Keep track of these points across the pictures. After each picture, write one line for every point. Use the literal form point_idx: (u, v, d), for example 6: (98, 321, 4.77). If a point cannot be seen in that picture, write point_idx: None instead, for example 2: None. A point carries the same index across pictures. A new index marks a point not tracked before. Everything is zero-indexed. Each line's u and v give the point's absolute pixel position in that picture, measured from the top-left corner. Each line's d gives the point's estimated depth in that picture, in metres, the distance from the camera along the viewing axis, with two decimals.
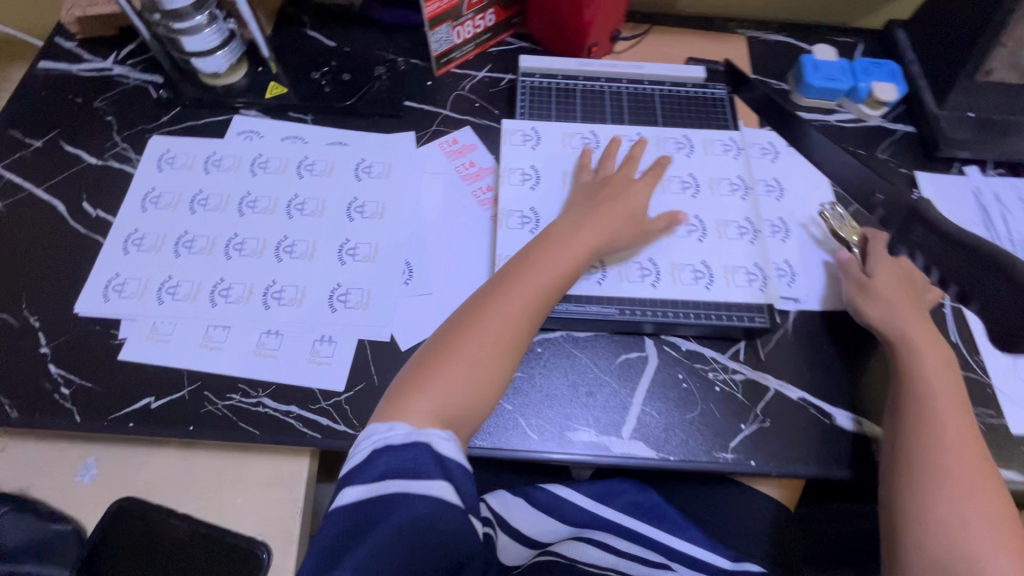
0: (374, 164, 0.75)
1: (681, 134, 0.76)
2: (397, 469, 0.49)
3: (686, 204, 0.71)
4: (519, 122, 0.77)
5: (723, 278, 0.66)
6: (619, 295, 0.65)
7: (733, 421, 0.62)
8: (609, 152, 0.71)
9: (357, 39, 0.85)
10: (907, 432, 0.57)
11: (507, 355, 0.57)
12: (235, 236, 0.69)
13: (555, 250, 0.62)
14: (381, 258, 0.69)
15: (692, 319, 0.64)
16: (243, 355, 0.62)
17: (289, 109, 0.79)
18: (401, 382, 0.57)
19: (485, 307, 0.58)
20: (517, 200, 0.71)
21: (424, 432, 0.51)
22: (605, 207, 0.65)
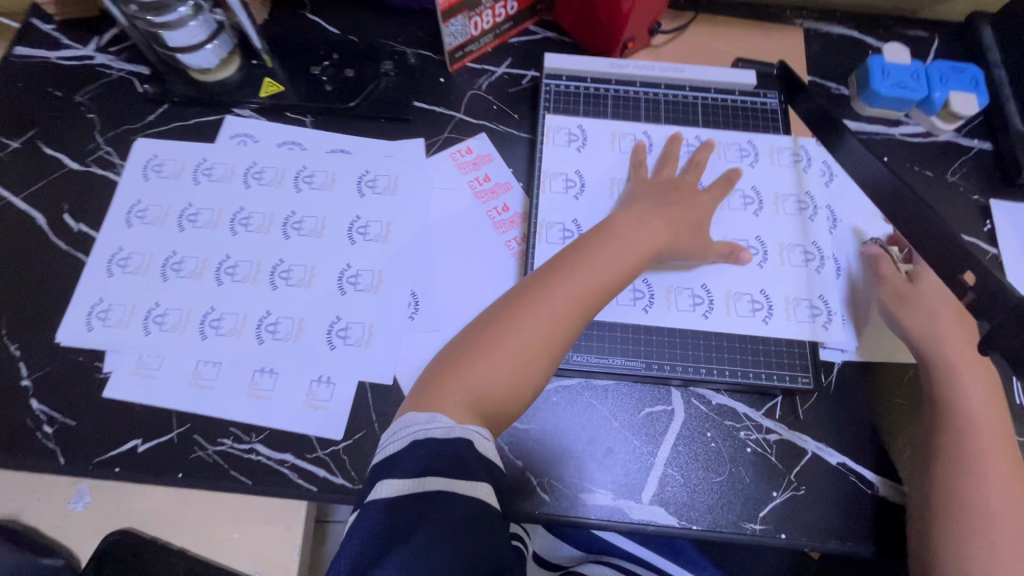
0: (379, 177, 0.68)
1: (745, 140, 0.69)
2: (437, 464, 0.45)
3: (748, 223, 0.66)
4: (564, 117, 0.70)
5: (783, 310, 0.62)
6: (671, 326, 0.61)
7: (765, 487, 0.56)
8: (672, 156, 0.66)
9: (362, 27, 0.76)
10: (946, 457, 0.53)
11: (553, 350, 0.53)
12: (227, 259, 0.63)
13: (614, 245, 0.57)
14: (384, 289, 0.62)
15: (724, 376, 0.59)
16: (235, 395, 0.58)
17: (287, 109, 0.71)
18: (439, 367, 0.53)
19: (533, 298, 0.54)
20: (565, 212, 0.67)
21: (466, 427, 0.49)
22: (670, 210, 0.60)
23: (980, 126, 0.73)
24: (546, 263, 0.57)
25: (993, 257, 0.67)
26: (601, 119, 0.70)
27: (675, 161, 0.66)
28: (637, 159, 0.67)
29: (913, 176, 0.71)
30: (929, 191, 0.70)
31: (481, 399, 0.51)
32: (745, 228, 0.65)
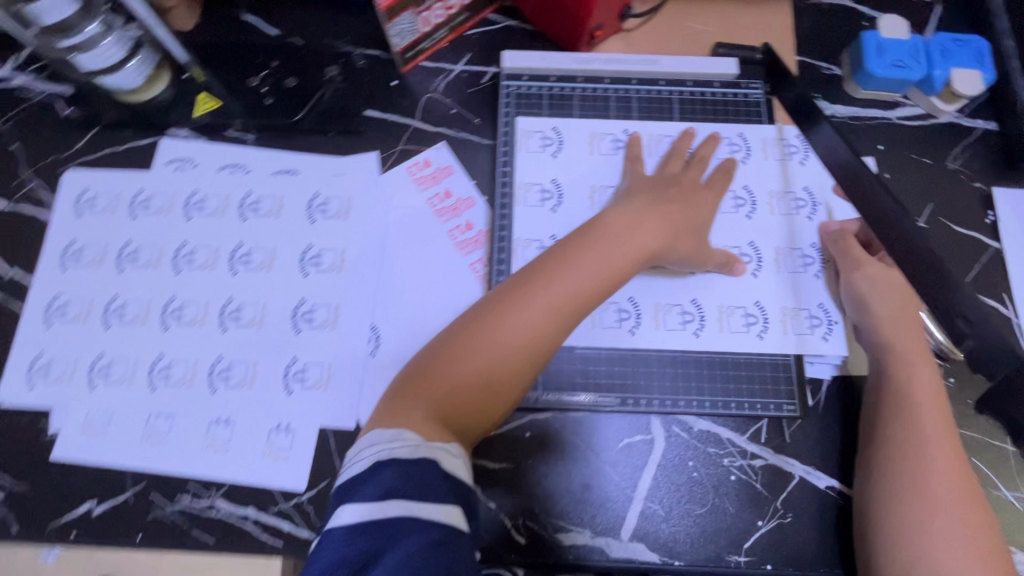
0: (331, 200, 0.63)
1: (734, 134, 0.63)
2: (400, 488, 0.42)
3: (741, 228, 0.60)
4: (538, 119, 0.64)
5: (779, 323, 0.58)
6: (664, 347, 0.58)
7: (750, 517, 0.54)
8: (679, 154, 0.60)
9: (303, 25, 0.69)
10: (887, 460, 0.51)
11: (531, 360, 0.49)
12: (172, 301, 0.59)
13: (603, 245, 0.52)
14: (342, 325, 0.58)
15: (696, 410, 0.56)
16: (189, 449, 0.55)
17: (227, 127, 0.65)
18: (414, 376, 0.49)
19: (513, 305, 0.49)
20: (544, 229, 0.62)
21: (433, 444, 0.45)
22: (669, 207, 0.56)
23: (985, 105, 0.67)
24: (531, 264, 0.53)
25: (994, 252, 0.62)
26: (581, 119, 0.64)
27: (680, 157, 0.60)
28: (634, 154, 0.61)
29: (910, 164, 0.65)
30: (927, 181, 0.65)
31: (451, 412, 0.48)
32: (737, 234, 0.60)
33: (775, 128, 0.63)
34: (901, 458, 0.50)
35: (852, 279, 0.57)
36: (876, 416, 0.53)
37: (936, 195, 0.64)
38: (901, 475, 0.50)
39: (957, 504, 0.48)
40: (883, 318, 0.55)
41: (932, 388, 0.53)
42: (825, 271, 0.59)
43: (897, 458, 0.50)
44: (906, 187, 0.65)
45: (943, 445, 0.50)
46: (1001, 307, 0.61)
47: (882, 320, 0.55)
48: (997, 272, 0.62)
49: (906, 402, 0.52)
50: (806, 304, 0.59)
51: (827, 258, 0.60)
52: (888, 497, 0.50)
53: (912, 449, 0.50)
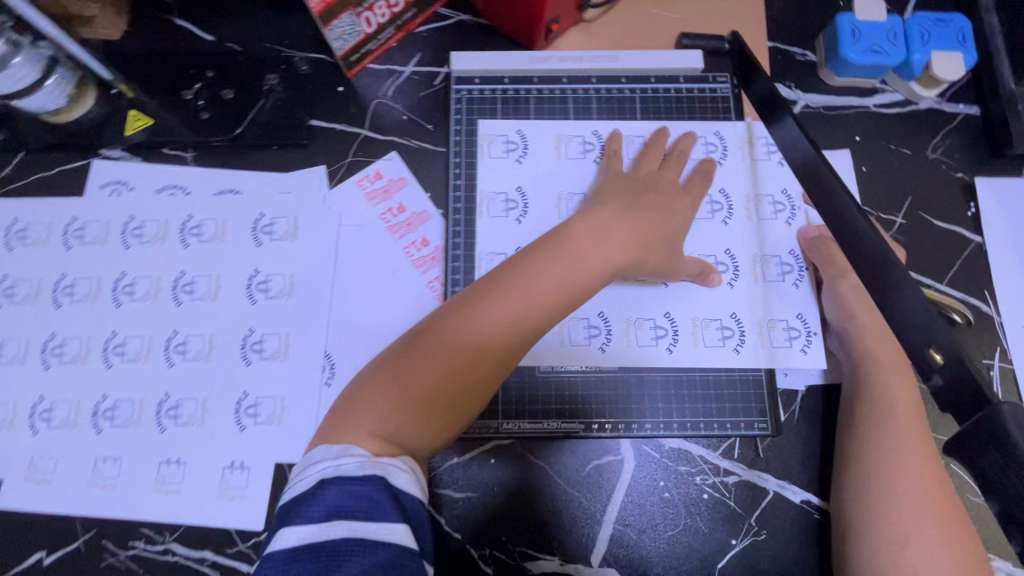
0: (277, 221, 0.59)
1: (711, 132, 0.59)
2: (346, 508, 0.40)
3: (717, 235, 0.57)
4: (500, 123, 0.60)
5: (758, 335, 0.55)
6: (637, 365, 0.55)
7: (724, 536, 0.52)
8: (657, 148, 0.57)
9: (240, 30, 0.64)
10: (861, 473, 0.49)
11: (487, 373, 0.46)
12: (114, 336, 0.56)
13: (571, 250, 0.48)
14: (294, 354, 0.56)
15: (664, 432, 0.54)
16: (140, 492, 0.53)
17: (162, 145, 0.61)
18: (365, 386, 0.46)
19: (471, 316, 0.46)
20: (508, 243, 0.58)
21: (380, 461, 0.42)
22: (641, 218, 0.51)
23: (966, 90, 0.63)
24: (495, 269, 0.49)
25: (977, 246, 0.60)
26: (547, 121, 0.60)
27: (658, 150, 0.57)
28: (614, 150, 0.57)
29: (888, 156, 0.62)
30: (907, 173, 0.62)
31: (400, 428, 0.44)
32: (712, 241, 0.57)
33: (745, 124, 0.59)
34: (869, 469, 0.49)
35: (838, 287, 0.54)
36: (845, 429, 0.52)
37: (916, 187, 0.61)
38: (870, 488, 0.48)
39: (932, 520, 0.46)
40: (859, 328, 0.54)
41: (906, 399, 0.51)
42: (807, 275, 0.56)
43: (865, 472, 0.49)
44: (884, 180, 0.61)
45: (916, 457, 0.48)
46: (983, 305, 0.58)
47: (865, 326, 0.53)
48: (979, 268, 0.59)
49: (874, 413, 0.51)
50: (783, 314, 0.56)
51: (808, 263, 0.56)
52: (858, 514, 0.48)
53: (879, 462, 0.49)
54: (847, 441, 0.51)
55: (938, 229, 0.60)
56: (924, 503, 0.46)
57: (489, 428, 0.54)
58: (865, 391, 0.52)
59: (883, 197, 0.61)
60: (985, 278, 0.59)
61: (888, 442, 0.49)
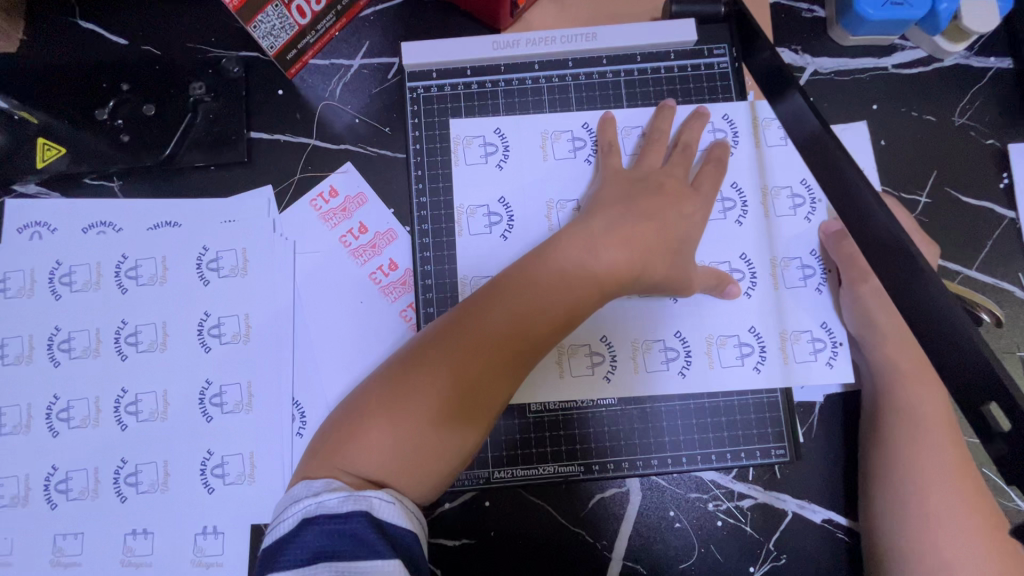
0: (222, 255, 0.52)
1: (717, 116, 0.51)
2: (331, 549, 0.34)
3: (730, 238, 0.49)
4: (474, 123, 0.52)
5: (780, 350, 0.48)
6: (646, 395, 0.48)
7: (741, 563, 0.49)
8: (661, 138, 0.49)
9: (156, 29, 0.54)
10: (897, 498, 0.44)
11: (478, 397, 0.40)
12: (55, 401, 0.50)
13: (566, 253, 0.43)
14: (258, 405, 0.50)
15: (672, 468, 0.48)
16: (107, 568, 0.48)
17: (81, 175, 0.53)
18: (344, 415, 0.41)
19: (460, 332, 0.40)
20: (492, 264, 0.50)
21: (364, 494, 0.36)
22: (637, 229, 0.44)
23: (997, 39, 0.55)
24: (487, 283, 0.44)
25: (1010, 222, 0.53)
26: (527, 115, 0.51)
27: (662, 143, 0.49)
28: (609, 142, 0.49)
29: (911, 125, 0.55)
30: (930, 143, 0.54)
31: (382, 460, 0.38)
32: (726, 245, 0.49)
33: (746, 105, 0.51)
34: (906, 490, 0.44)
35: (860, 290, 0.47)
36: (872, 446, 0.47)
37: (941, 158, 0.54)
38: (909, 510, 0.44)
39: (975, 544, 0.42)
40: (885, 334, 0.47)
41: (936, 409, 0.46)
42: (828, 280, 0.49)
43: (900, 493, 0.44)
44: (905, 154, 0.54)
45: (953, 475, 0.44)
46: (1017, 289, 0.52)
47: (889, 334, 0.47)
48: (1012, 247, 0.53)
49: (905, 427, 0.46)
50: (807, 324, 0.49)
51: (827, 264, 0.49)
52: (897, 540, 0.44)
53: (917, 480, 0.44)
54: (875, 460, 0.46)
55: (966, 206, 0.54)
56: (967, 524, 0.42)
57: (480, 478, 0.49)
58: (893, 402, 0.47)
59: (905, 174, 0.54)
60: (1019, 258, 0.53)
61: (923, 458, 0.45)
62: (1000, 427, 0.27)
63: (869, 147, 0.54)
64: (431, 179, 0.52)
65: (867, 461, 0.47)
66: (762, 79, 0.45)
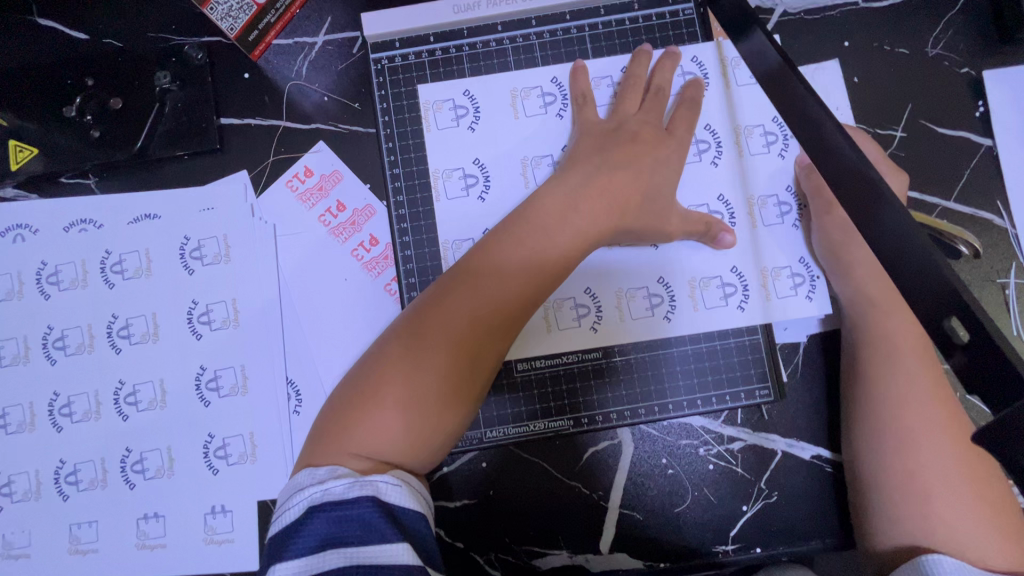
0: (204, 242, 0.53)
1: (686, 59, 0.50)
2: (338, 536, 0.34)
3: (706, 180, 0.49)
4: (442, 87, 0.50)
5: (761, 287, 0.49)
6: (633, 343, 0.48)
7: (734, 503, 0.50)
8: (635, 82, 0.48)
9: (116, 21, 0.54)
10: (877, 418, 0.46)
11: (475, 363, 0.40)
12: (56, 398, 0.51)
13: (545, 215, 0.43)
14: (253, 386, 0.51)
15: (659, 416, 0.48)
16: (123, 551, 0.50)
17: (57, 175, 0.53)
18: (339, 402, 0.40)
19: (447, 303, 0.40)
20: (471, 228, 0.49)
21: (370, 480, 0.36)
22: (612, 179, 0.44)
23: None
24: (469, 253, 0.43)
25: (987, 151, 0.53)
26: (495, 75, 0.50)
27: (636, 87, 0.48)
28: (582, 94, 0.49)
29: (884, 59, 0.54)
30: (904, 75, 0.54)
31: (386, 439, 0.38)
32: (703, 187, 0.49)
33: (713, 45, 0.50)
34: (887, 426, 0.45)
35: (828, 221, 0.48)
36: (853, 379, 0.48)
37: (916, 90, 0.54)
38: (886, 430, 0.45)
39: (948, 455, 0.43)
40: (856, 268, 0.47)
41: (912, 335, 0.47)
42: (804, 216, 0.49)
43: (879, 419, 0.45)
44: (879, 88, 0.54)
45: (928, 392, 0.45)
46: (996, 218, 0.53)
47: (862, 263, 0.47)
48: (990, 173, 0.53)
49: (881, 362, 0.46)
50: (786, 260, 0.49)
51: (801, 200, 0.49)
52: (882, 474, 0.45)
53: (894, 402, 0.45)
54: (857, 397, 0.47)
55: (943, 135, 0.53)
56: (947, 452, 0.43)
57: (474, 439, 0.49)
58: (869, 337, 0.47)
59: (880, 109, 0.54)
60: (998, 184, 0.53)
61: (900, 380, 0.45)
62: (959, 338, 0.27)
63: (843, 85, 0.53)
64: (404, 151, 0.50)
65: (850, 393, 0.48)
66: (728, 18, 0.44)
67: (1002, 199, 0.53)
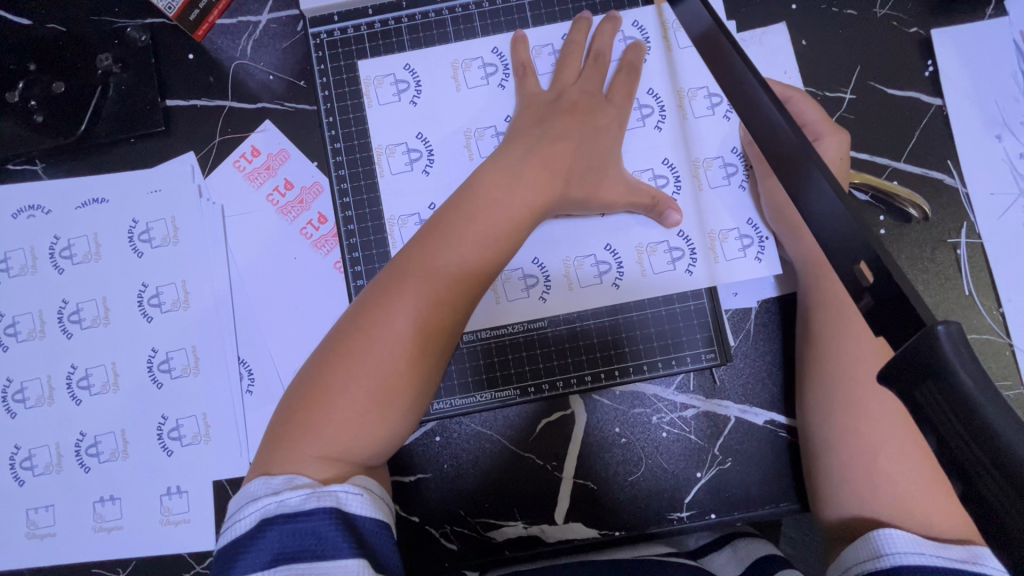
0: (152, 225, 0.53)
1: (627, 24, 0.49)
2: (291, 552, 0.30)
3: (650, 144, 0.49)
4: (383, 61, 0.50)
5: (708, 250, 0.48)
6: (581, 310, 0.48)
7: (687, 470, 0.50)
8: (575, 49, 0.48)
9: (56, 4, 0.53)
10: (828, 381, 0.45)
11: (438, 346, 0.38)
12: (10, 384, 0.52)
13: (494, 192, 0.41)
14: (205, 366, 0.51)
15: (607, 382, 0.48)
16: (80, 535, 0.50)
17: (5, 161, 0.53)
18: (289, 406, 0.36)
19: (398, 286, 0.37)
20: (415, 201, 0.49)
21: (328, 489, 0.32)
22: (554, 148, 0.44)
23: None
24: (413, 237, 0.40)
25: (937, 110, 0.53)
26: (436, 47, 0.50)
27: (576, 55, 0.48)
28: (522, 64, 0.48)
29: (830, 20, 0.53)
30: (851, 37, 0.53)
31: (353, 438, 0.35)
32: (647, 151, 0.49)
33: (653, 8, 0.49)
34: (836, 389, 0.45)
35: (772, 186, 0.47)
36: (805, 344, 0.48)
37: (863, 51, 0.53)
38: (834, 394, 0.45)
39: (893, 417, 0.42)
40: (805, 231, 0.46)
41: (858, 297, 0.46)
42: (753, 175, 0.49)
43: (827, 383, 0.45)
44: (826, 50, 0.53)
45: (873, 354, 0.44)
46: (947, 177, 0.52)
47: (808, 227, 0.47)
48: (940, 132, 0.53)
49: (830, 325, 0.46)
50: (734, 222, 0.48)
51: (748, 162, 0.49)
52: (827, 437, 0.45)
53: (843, 365, 0.45)
54: (808, 360, 0.47)
55: (892, 96, 0.53)
56: (894, 414, 0.42)
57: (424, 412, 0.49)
58: (818, 300, 0.47)
59: (828, 71, 0.53)
60: (949, 143, 0.52)
61: (846, 345, 0.45)
62: (864, 281, 0.27)
63: (788, 48, 0.53)
64: (347, 125, 0.50)
65: (802, 359, 0.48)
66: None
67: (953, 159, 0.52)
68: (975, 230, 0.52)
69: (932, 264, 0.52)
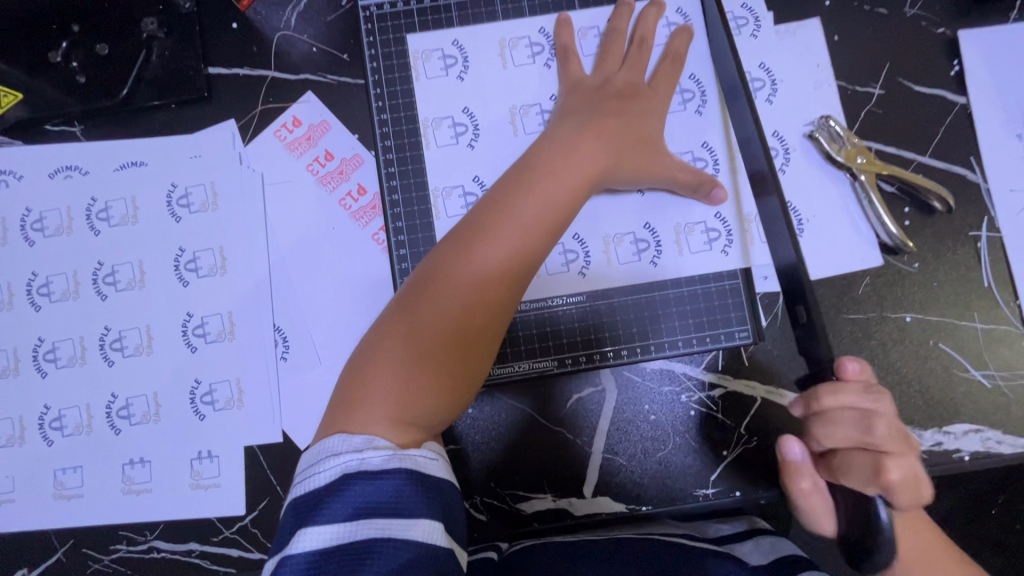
0: (191, 191, 0.53)
1: (671, 10, 0.51)
2: (375, 508, 0.31)
3: (690, 128, 0.50)
4: (430, 37, 0.51)
5: (744, 232, 0.50)
6: (619, 286, 0.50)
7: (714, 449, 0.51)
8: (619, 34, 0.49)
9: None
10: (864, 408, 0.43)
11: (495, 318, 0.38)
12: (41, 342, 0.51)
13: (547, 171, 0.42)
14: (240, 332, 0.52)
15: (641, 356, 0.50)
16: (108, 497, 0.50)
17: (43, 121, 0.53)
18: (354, 373, 0.37)
19: (458, 257, 0.38)
20: (459, 174, 0.50)
21: (408, 453, 0.33)
22: (606, 125, 0.45)
23: None
24: (469, 213, 0.41)
25: (961, 108, 0.55)
26: (484, 25, 0.51)
27: (620, 41, 0.49)
28: (568, 46, 0.50)
29: (863, 18, 0.55)
30: (882, 35, 0.55)
31: (417, 403, 0.36)
32: (688, 135, 0.50)
33: None
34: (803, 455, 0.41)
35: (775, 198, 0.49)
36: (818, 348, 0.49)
37: (893, 48, 0.55)
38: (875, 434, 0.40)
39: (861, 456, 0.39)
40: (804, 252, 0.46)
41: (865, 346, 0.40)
42: None
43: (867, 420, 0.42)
44: (858, 46, 0.55)
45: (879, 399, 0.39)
46: (969, 173, 0.54)
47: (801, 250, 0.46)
48: (965, 130, 0.54)
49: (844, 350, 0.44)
50: None
51: None
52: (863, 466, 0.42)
53: None
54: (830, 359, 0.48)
55: (919, 93, 0.55)
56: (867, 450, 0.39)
57: None
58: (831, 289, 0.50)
59: (860, 67, 0.55)
60: (973, 141, 0.54)
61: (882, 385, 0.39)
62: None
63: (823, 43, 0.55)
64: (392, 98, 0.50)
65: None
66: None
67: (977, 156, 0.54)
68: (996, 224, 0.53)
69: (954, 257, 0.53)
